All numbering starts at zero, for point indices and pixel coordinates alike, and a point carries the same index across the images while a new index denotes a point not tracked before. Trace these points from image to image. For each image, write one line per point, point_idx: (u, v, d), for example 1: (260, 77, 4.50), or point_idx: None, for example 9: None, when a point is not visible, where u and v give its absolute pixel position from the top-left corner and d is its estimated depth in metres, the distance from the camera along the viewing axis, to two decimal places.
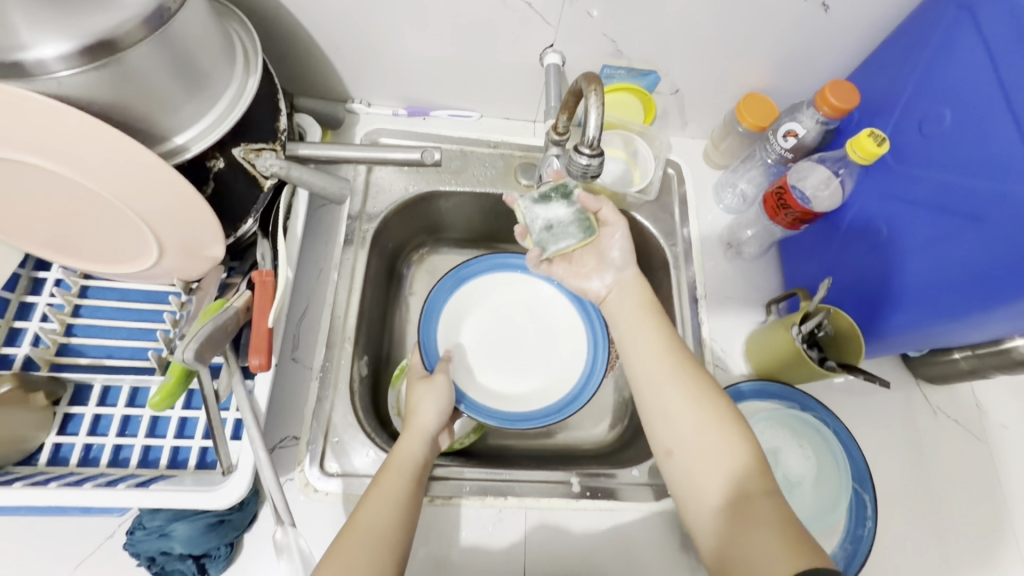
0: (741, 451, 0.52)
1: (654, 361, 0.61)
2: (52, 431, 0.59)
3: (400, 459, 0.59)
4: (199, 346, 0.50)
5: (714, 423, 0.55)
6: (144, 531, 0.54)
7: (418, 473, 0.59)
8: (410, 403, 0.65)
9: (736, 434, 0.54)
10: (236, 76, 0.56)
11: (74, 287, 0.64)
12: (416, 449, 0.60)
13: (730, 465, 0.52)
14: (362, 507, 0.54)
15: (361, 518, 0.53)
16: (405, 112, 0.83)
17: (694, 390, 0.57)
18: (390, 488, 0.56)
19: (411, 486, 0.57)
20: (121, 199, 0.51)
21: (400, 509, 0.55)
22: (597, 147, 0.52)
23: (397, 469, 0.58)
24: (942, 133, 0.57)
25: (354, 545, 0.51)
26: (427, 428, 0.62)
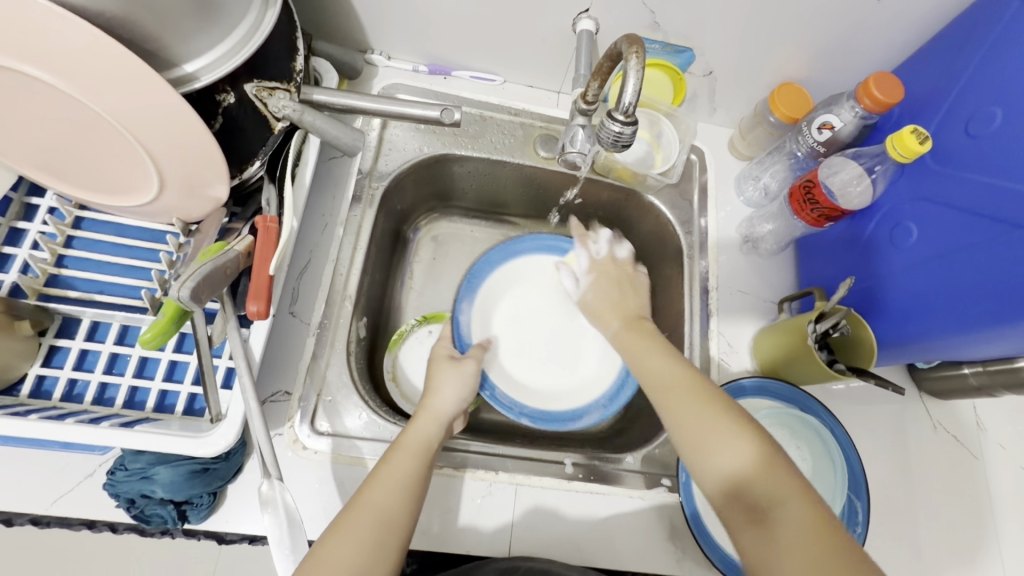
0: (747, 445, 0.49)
1: (647, 355, 0.61)
2: (36, 362, 0.57)
3: (412, 439, 0.57)
4: (195, 286, 0.47)
5: (717, 415, 0.52)
6: (126, 472, 0.52)
7: (431, 455, 0.57)
8: (433, 384, 0.64)
9: (746, 436, 0.50)
10: (254, 6, 0.53)
11: (68, 217, 0.61)
12: (432, 431, 0.59)
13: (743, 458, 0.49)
14: (370, 484, 0.52)
15: (369, 494, 0.51)
16: (426, 69, 0.79)
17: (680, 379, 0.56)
18: (402, 467, 0.54)
19: (423, 466, 0.55)
20: (125, 125, 0.49)
21: (409, 487, 0.53)
22: (631, 116, 0.50)
23: (408, 449, 0.56)
24: (990, 134, 0.55)
25: (359, 521, 0.49)
26: (445, 414, 0.61)
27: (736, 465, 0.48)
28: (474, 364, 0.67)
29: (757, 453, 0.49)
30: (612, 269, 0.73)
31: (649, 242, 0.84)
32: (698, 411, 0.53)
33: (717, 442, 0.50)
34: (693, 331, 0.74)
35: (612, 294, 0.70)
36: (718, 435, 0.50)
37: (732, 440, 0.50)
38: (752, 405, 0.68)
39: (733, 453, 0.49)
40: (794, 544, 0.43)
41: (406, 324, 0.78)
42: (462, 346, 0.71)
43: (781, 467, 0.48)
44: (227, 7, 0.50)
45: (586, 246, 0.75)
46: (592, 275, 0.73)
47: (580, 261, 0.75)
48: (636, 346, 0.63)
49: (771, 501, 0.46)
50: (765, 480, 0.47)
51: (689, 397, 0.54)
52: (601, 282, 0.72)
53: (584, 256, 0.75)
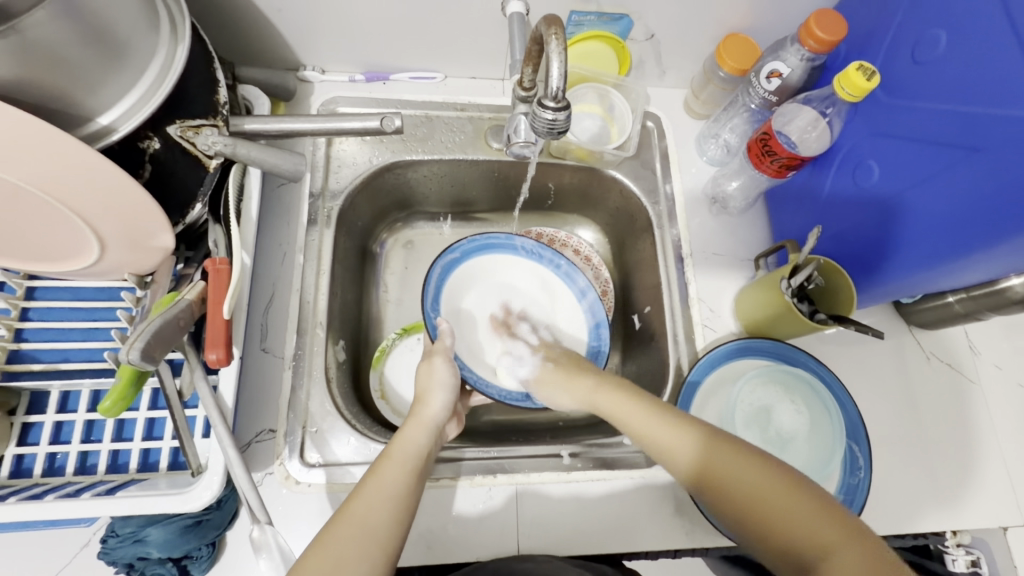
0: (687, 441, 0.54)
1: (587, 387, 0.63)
2: (12, 442, 0.56)
3: (401, 448, 0.56)
4: (147, 345, 0.46)
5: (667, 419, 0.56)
6: (118, 538, 0.51)
7: (420, 465, 0.56)
8: (419, 391, 0.64)
9: (687, 429, 0.55)
10: (163, 44, 0.51)
11: (19, 289, 0.60)
12: (421, 439, 0.58)
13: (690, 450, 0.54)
14: (356, 496, 0.52)
15: (353, 508, 0.50)
16: (363, 77, 0.77)
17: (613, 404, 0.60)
18: (388, 477, 0.53)
19: (411, 478, 0.54)
20: (47, 191, 0.47)
21: (394, 499, 0.52)
22: (562, 99, 0.48)
23: (396, 459, 0.55)
24: (935, 59, 0.53)
25: (341, 537, 0.48)
26: (436, 419, 0.61)
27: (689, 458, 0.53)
28: (440, 360, 0.65)
29: (710, 446, 0.53)
30: (557, 350, 0.69)
31: (619, 217, 0.82)
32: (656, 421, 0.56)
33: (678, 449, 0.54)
34: (672, 302, 0.72)
35: (569, 371, 0.65)
36: (674, 436, 0.55)
37: (684, 434, 0.54)
38: (739, 368, 0.67)
39: (692, 447, 0.54)
40: (793, 513, 0.48)
41: (386, 338, 0.77)
42: (434, 334, 0.69)
43: (723, 442, 0.53)
44: (130, 52, 0.48)
45: (514, 338, 0.73)
46: (538, 368, 0.68)
47: (527, 352, 0.70)
48: (578, 385, 0.64)
49: (739, 481, 0.51)
50: (723, 462, 0.52)
51: (627, 412, 0.59)
52: (561, 370, 0.66)
53: (524, 346, 0.71)
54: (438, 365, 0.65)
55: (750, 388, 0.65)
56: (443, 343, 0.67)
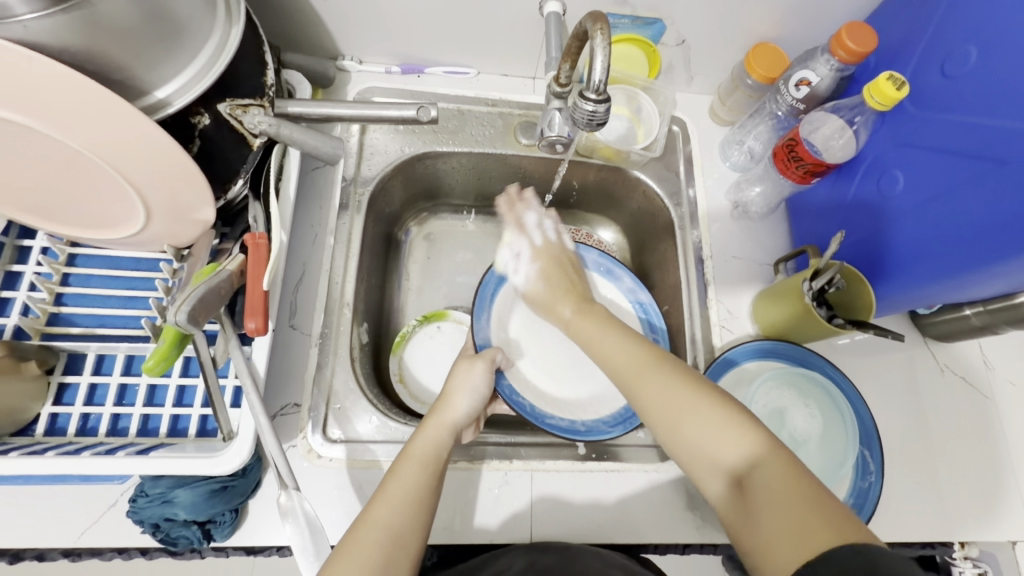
0: (725, 431, 0.50)
1: (595, 339, 0.63)
2: (48, 401, 0.58)
3: (420, 448, 0.57)
4: (192, 309, 0.47)
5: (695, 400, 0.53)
6: (147, 498, 0.53)
7: (440, 464, 0.57)
8: (446, 389, 0.64)
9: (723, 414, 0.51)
10: (218, 25, 0.53)
11: (61, 255, 0.62)
12: (441, 438, 0.59)
13: (715, 437, 0.50)
14: (377, 499, 0.53)
15: (375, 512, 0.52)
16: (399, 69, 0.79)
17: (635, 363, 0.58)
18: (409, 478, 0.54)
19: (431, 479, 0.55)
20: (104, 158, 0.49)
21: (414, 500, 0.53)
22: (603, 93, 0.50)
23: (416, 459, 0.56)
24: (964, 73, 0.55)
25: (367, 538, 0.50)
26: (456, 422, 0.61)
27: (714, 447, 0.50)
28: (485, 365, 0.67)
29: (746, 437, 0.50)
30: (557, 253, 0.72)
31: (640, 218, 0.84)
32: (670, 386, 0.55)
33: (713, 433, 0.51)
34: (691, 303, 0.74)
35: (558, 287, 0.68)
36: (688, 401, 0.53)
37: (722, 426, 0.51)
38: (754, 369, 0.69)
39: (720, 428, 0.51)
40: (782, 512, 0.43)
41: (407, 325, 0.79)
42: (480, 344, 0.72)
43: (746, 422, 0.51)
44: (190, 30, 0.50)
45: (522, 230, 0.74)
46: (536, 263, 0.71)
47: (523, 248, 0.73)
48: (588, 334, 0.64)
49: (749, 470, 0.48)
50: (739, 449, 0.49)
51: (653, 373, 0.57)
52: (546, 274, 0.70)
53: (523, 242, 0.74)
54: (479, 368, 0.67)
55: (764, 391, 0.66)
56: (492, 352, 0.68)
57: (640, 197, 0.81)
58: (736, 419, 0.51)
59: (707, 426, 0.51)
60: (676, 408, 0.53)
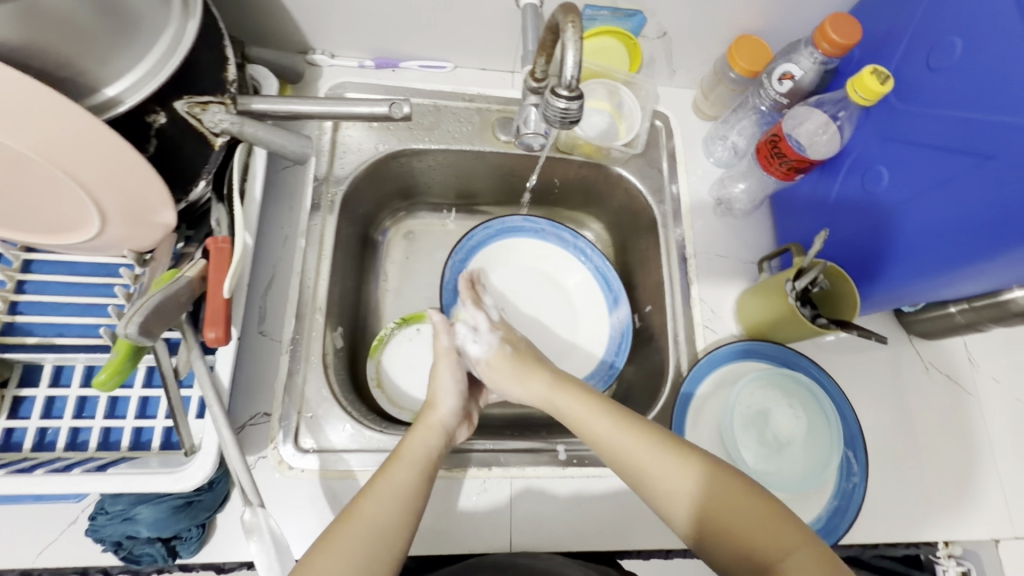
0: (690, 478, 0.52)
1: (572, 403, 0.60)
2: (2, 415, 0.55)
3: (411, 448, 0.56)
4: (145, 320, 0.45)
5: (663, 456, 0.53)
6: (107, 515, 0.51)
7: (431, 465, 0.55)
8: (431, 390, 0.64)
9: (692, 464, 0.52)
10: (174, 17, 0.50)
11: (15, 261, 0.59)
12: (431, 440, 0.58)
13: (686, 488, 0.51)
14: (365, 495, 0.51)
15: (361, 509, 0.50)
16: (372, 63, 0.76)
17: (599, 431, 0.57)
18: (398, 477, 0.53)
19: (422, 478, 0.54)
20: (50, 161, 0.46)
21: (403, 500, 0.51)
22: (576, 89, 0.48)
23: (408, 460, 0.55)
24: (950, 66, 0.53)
25: (351, 536, 0.48)
26: (445, 423, 0.61)
27: (686, 495, 0.51)
28: (451, 357, 0.66)
29: (713, 483, 0.51)
30: (518, 342, 0.67)
31: (623, 215, 0.82)
32: (656, 455, 0.53)
33: (679, 485, 0.51)
34: (675, 303, 0.72)
35: (526, 367, 0.64)
36: (673, 468, 0.52)
37: (687, 473, 0.52)
38: (738, 371, 0.68)
39: (691, 480, 0.51)
40: (784, 560, 0.46)
41: (385, 328, 0.77)
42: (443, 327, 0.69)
43: (717, 474, 0.52)
44: (140, 23, 0.47)
45: (477, 305, 0.70)
46: (488, 362, 0.66)
47: (484, 330, 0.67)
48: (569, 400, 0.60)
49: (743, 529, 0.48)
50: (719, 495, 0.50)
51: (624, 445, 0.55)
52: (516, 367, 0.65)
53: (482, 316, 0.69)
54: (445, 365, 0.65)
55: (747, 392, 0.65)
56: (439, 338, 0.65)
57: (622, 194, 0.79)
58: (695, 470, 0.52)
59: (674, 476, 0.52)
60: (640, 465, 0.53)
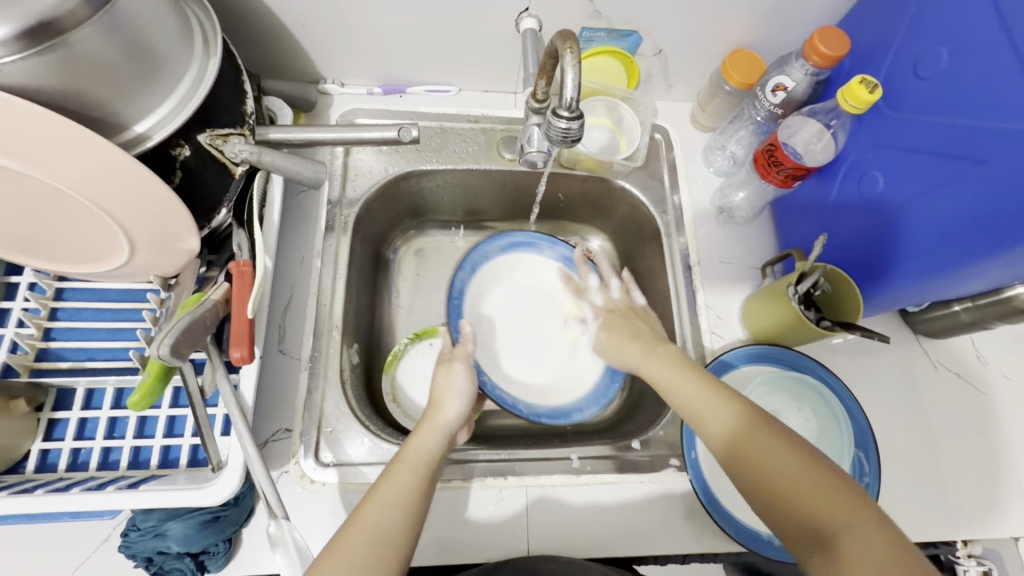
0: (731, 410, 0.55)
1: (651, 361, 0.64)
2: (38, 437, 0.58)
3: (413, 451, 0.57)
4: (175, 341, 0.47)
5: (713, 390, 0.58)
6: (138, 531, 0.53)
7: (432, 469, 0.56)
8: (434, 394, 0.65)
9: (736, 404, 0.56)
10: (196, 58, 0.54)
11: (48, 290, 0.62)
12: (434, 441, 0.59)
13: (726, 420, 0.55)
14: (370, 500, 0.52)
15: (367, 512, 0.51)
16: (380, 90, 0.80)
17: (665, 360, 0.63)
18: (400, 480, 0.54)
19: (422, 480, 0.54)
20: (85, 195, 0.49)
21: (405, 504, 0.52)
22: (576, 110, 0.50)
23: (409, 462, 0.56)
24: (937, 74, 0.55)
25: (357, 538, 0.49)
26: (449, 425, 0.61)
27: (728, 425, 0.54)
28: (462, 366, 0.68)
29: (754, 421, 0.54)
30: (622, 307, 0.73)
31: (627, 226, 0.84)
32: (697, 386, 0.58)
33: (712, 410, 0.56)
34: (681, 310, 0.74)
35: (625, 338, 0.69)
36: (714, 403, 0.56)
37: (728, 404, 0.56)
38: (748, 374, 0.69)
39: (732, 413, 0.55)
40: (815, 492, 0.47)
41: (399, 343, 0.79)
42: (456, 339, 0.73)
43: (761, 420, 0.54)
44: (166, 64, 0.51)
45: (582, 295, 0.79)
46: (604, 333, 0.73)
47: (587, 311, 0.78)
48: (657, 370, 0.63)
49: (784, 463, 0.50)
50: (757, 433, 0.52)
51: (685, 381, 0.59)
52: (619, 334, 0.71)
53: (586, 305, 0.78)
54: (458, 370, 0.68)
55: (756, 396, 0.66)
56: (463, 349, 0.70)
57: (626, 205, 0.81)
58: (739, 407, 0.55)
59: (710, 406, 0.56)
60: (687, 393, 0.58)
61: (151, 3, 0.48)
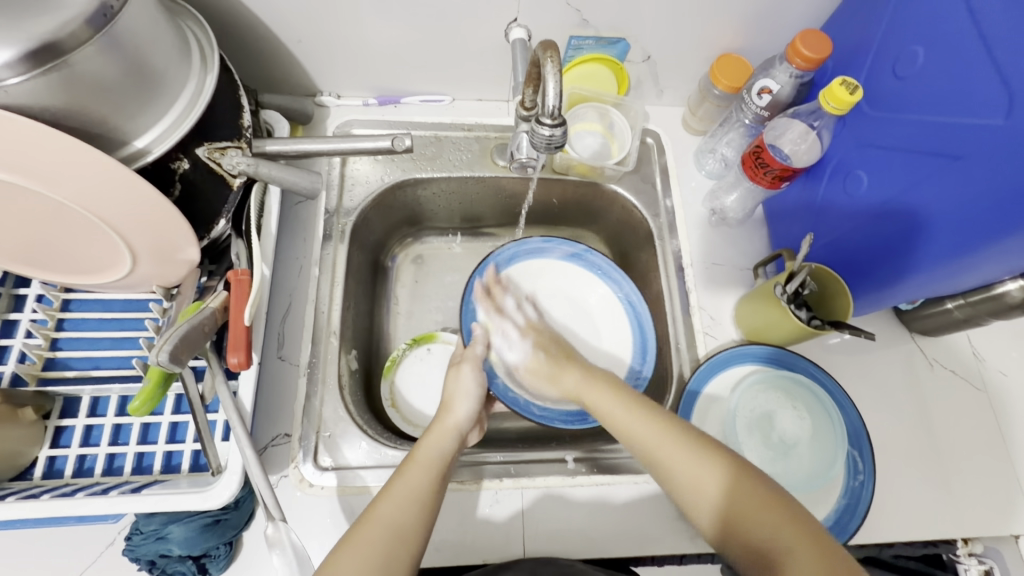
0: (714, 475, 0.53)
1: (616, 409, 0.61)
2: (45, 444, 0.59)
3: (425, 453, 0.58)
4: (174, 348, 0.49)
5: (691, 446, 0.55)
6: (142, 535, 0.54)
7: (444, 468, 0.58)
8: (446, 395, 0.66)
9: (719, 465, 0.53)
10: (193, 74, 0.56)
11: (55, 301, 0.64)
12: (445, 443, 0.60)
13: (711, 484, 0.53)
14: (383, 497, 0.53)
15: (381, 509, 0.52)
16: (376, 101, 0.81)
17: (652, 427, 0.57)
18: (414, 479, 0.55)
19: (434, 478, 0.56)
20: (88, 208, 0.51)
21: (420, 500, 0.53)
22: (558, 117, 0.52)
23: (423, 462, 0.57)
24: (914, 74, 0.56)
25: (370, 537, 0.50)
26: (460, 426, 0.63)
27: (715, 494, 0.52)
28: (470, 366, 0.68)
29: (739, 488, 0.52)
30: (545, 330, 0.72)
31: (621, 229, 0.85)
32: (680, 451, 0.55)
33: (697, 475, 0.53)
34: (674, 311, 0.74)
35: (557, 361, 0.68)
36: (698, 466, 0.54)
37: (711, 467, 0.53)
38: (740, 375, 0.69)
39: (717, 478, 0.53)
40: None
41: (397, 349, 0.80)
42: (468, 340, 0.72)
43: (748, 485, 0.52)
44: (163, 80, 0.53)
45: (502, 313, 0.73)
46: (527, 339, 0.71)
47: (512, 330, 0.72)
48: (608, 409, 0.62)
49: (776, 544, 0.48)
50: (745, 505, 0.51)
51: (662, 445, 0.56)
52: (550, 360, 0.68)
53: (509, 324, 0.72)
54: (467, 371, 0.68)
55: (749, 395, 0.67)
56: (472, 350, 0.70)
57: (619, 209, 0.82)
58: (724, 468, 0.53)
59: (695, 470, 0.54)
60: (663, 448, 0.56)
61: (149, 23, 0.51)
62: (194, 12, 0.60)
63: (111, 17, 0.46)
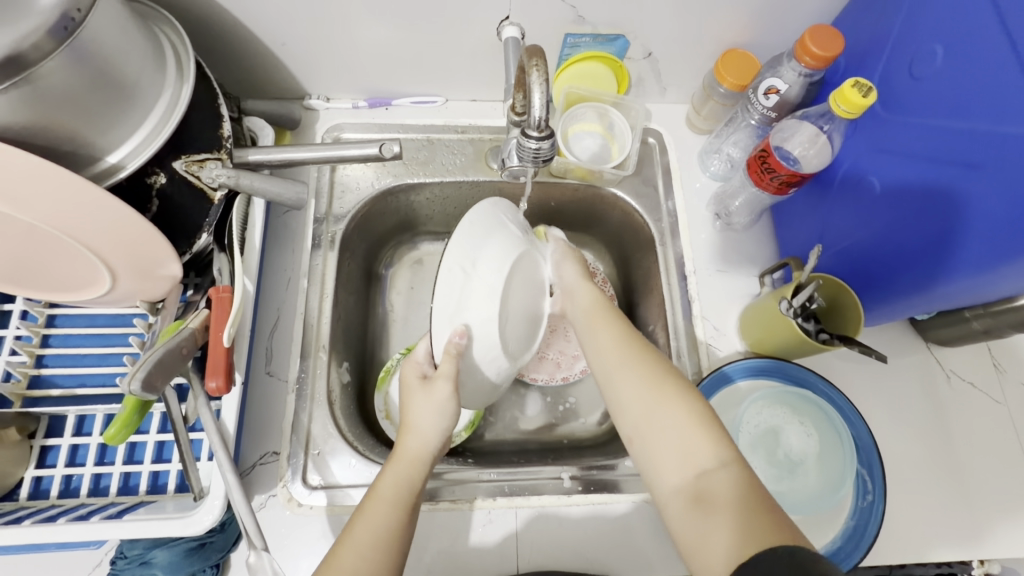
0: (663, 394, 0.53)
1: (598, 333, 0.61)
2: (31, 464, 0.58)
3: (388, 486, 0.54)
4: (148, 374, 0.47)
5: (650, 372, 0.55)
6: (126, 559, 0.53)
7: (411, 501, 0.54)
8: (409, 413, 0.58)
9: (665, 387, 0.53)
10: (169, 84, 0.53)
11: (40, 317, 0.63)
12: (413, 472, 0.56)
13: (654, 399, 0.52)
14: (344, 545, 0.50)
15: (341, 559, 0.49)
16: (366, 103, 0.79)
17: (619, 342, 0.59)
18: (377, 520, 0.52)
19: (403, 515, 0.53)
20: (57, 225, 0.49)
21: (381, 543, 0.50)
22: (545, 129, 0.51)
23: (384, 498, 0.53)
24: (932, 75, 0.52)
25: None
26: (425, 453, 0.57)
27: (641, 408, 0.53)
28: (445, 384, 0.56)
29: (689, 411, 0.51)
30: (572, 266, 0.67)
31: (623, 234, 0.82)
32: (638, 369, 0.55)
33: (642, 391, 0.53)
34: (676, 321, 0.71)
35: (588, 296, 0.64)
36: (646, 385, 0.54)
37: (659, 388, 0.53)
38: (745, 391, 0.66)
39: (660, 399, 0.52)
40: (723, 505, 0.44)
41: (391, 359, 0.78)
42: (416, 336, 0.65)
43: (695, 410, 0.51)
44: (135, 93, 0.50)
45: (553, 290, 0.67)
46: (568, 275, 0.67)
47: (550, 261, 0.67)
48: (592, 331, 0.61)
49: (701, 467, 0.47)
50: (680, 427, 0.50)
51: (626, 361, 0.56)
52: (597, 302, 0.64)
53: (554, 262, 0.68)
54: (439, 385, 0.57)
55: (755, 412, 0.64)
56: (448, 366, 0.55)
57: (619, 212, 0.79)
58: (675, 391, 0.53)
59: (645, 388, 0.53)
60: (617, 364, 0.57)
61: (118, 33, 0.48)
62: (170, 18, 0.57)
63: (73, 30, 0.43)
